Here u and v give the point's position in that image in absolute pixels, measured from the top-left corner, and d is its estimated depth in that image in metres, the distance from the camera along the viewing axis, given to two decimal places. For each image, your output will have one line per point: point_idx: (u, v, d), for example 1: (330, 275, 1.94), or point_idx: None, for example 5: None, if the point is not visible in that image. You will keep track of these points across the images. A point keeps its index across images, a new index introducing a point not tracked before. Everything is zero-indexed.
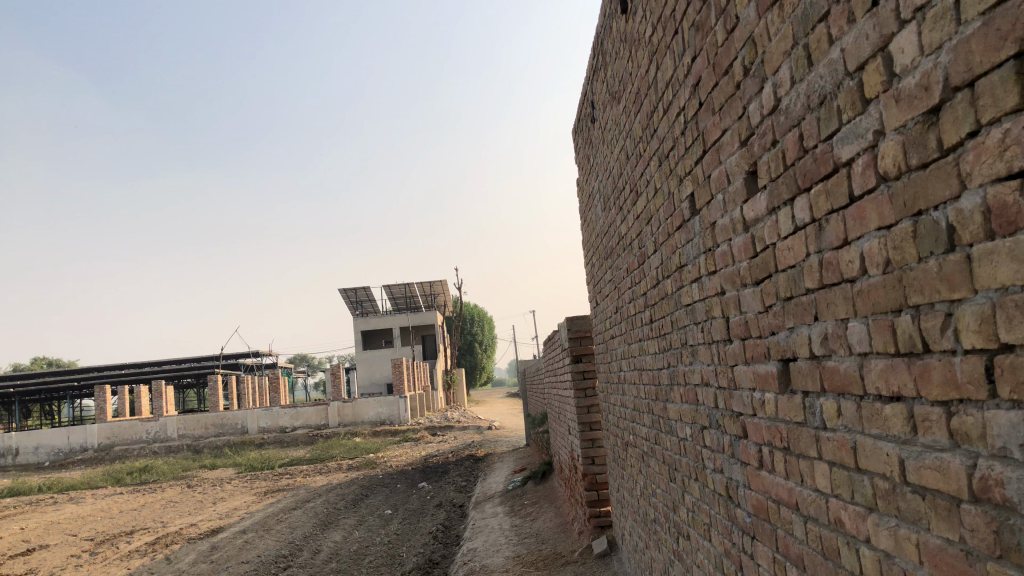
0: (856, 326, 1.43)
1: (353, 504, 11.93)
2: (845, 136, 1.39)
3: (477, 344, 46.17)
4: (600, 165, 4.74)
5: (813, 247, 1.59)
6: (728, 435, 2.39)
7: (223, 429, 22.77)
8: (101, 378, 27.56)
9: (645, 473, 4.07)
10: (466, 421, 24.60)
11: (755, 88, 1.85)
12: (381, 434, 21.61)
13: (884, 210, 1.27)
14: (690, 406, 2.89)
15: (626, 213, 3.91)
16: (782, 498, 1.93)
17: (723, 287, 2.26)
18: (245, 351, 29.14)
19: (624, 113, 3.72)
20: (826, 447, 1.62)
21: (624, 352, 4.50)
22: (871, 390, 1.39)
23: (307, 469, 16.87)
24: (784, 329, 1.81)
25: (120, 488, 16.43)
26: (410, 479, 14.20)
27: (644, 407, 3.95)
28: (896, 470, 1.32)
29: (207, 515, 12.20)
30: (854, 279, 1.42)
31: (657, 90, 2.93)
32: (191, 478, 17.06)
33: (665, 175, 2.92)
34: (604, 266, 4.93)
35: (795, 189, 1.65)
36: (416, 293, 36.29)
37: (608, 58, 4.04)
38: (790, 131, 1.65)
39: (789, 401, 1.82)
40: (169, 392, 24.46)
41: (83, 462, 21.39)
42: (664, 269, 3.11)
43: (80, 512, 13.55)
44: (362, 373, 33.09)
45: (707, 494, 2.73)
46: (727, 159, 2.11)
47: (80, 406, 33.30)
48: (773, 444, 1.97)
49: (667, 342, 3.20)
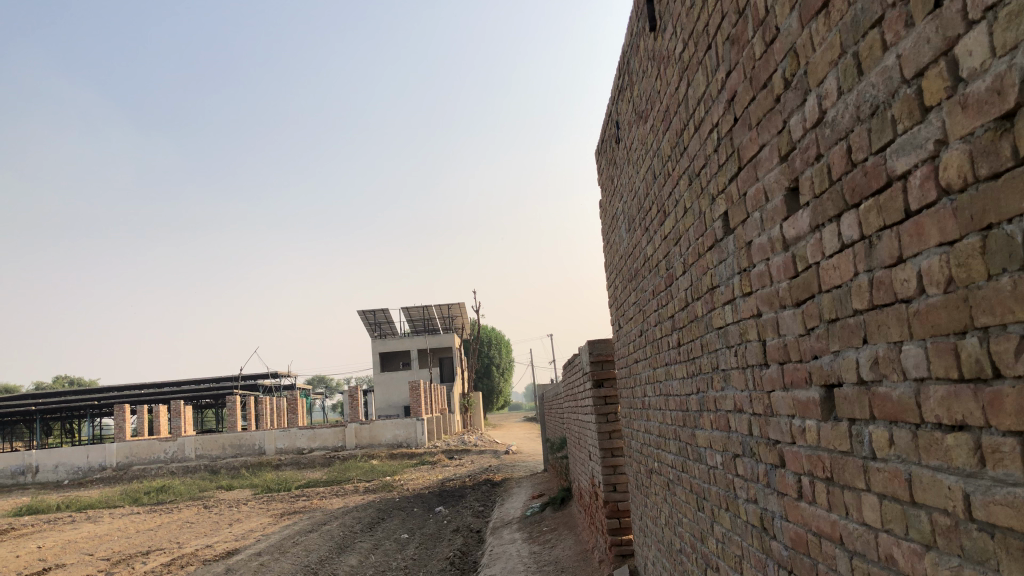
0: (911, 349, 1.34)
1: (369, 528, 11.81)
2: (900, 148, 1.31)
3: (494, 367, 46.01)
4: (624, 187, 4.67)
5: (863, 265, 1.50)
6: (763, 463, 2.29)
7: (240, 450, 22.74)
8: (120, 397, 27.65)
9: (671, 501, 3.96)
10: (483, 445, 24.41)
11: (798, 100, 1.77)
12: (398, 457, 21.46)
13: (946, 223, 1.19)
14: (720, 432, 2.80)
15: (653, 234, 3.84)
16: (824, 531, 1.83)
17: (759, 309, 2.18)
18: (264, 372, 29.19)
19: (651, 133, 3.65)
20: (876, 478, 1.52)
21: (648, 376, 4.42)
22: (928, 418, 1.30)
23: (324, 492, 16.75)
24: (828, 354, 1.71)
25: (136, 508, 16.42)
26: (427, 503, 14.07)
27: (670, 433, 3.85)
28: (959, 505, 1.22)
29: (224, 536, 12.14)
30: (909, 299, 1.33)
31: (688, 107, 2.86)
32: (207, 498, 17.01)
33: (696, 194, 2.85)
34: (628, 289, 4.85)
35: (842, 205, 1.56)
36: (434, 315, 36.22)
37: (635, 78, 3.98)
38: (836, 145, 1.57)
39: (833, 430, 1.73)
40: (187, 412, 24.46)
41: (101, 482, 21.44)
42: (693, 291, 3.03)
43: (97, 532, 13.54)
44: (379, 395, 32.99)
45: (739, 524, 2.62)
46: (765, 176, 2.03)
47: (100, 426, 33.44)
48: (814, 474, 1.87)
49: (696, 366, 3.11)
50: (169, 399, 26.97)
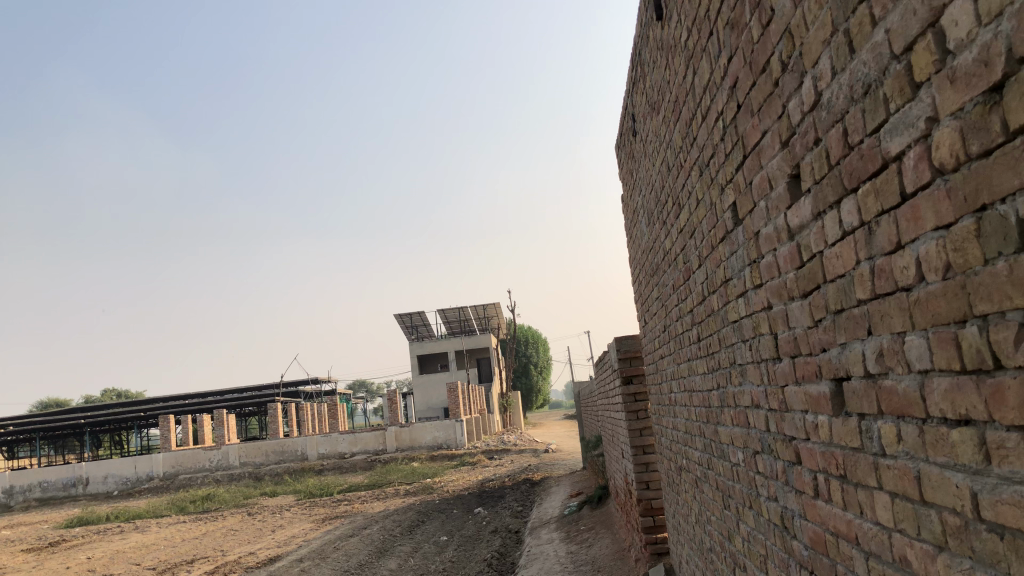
0: (914, 340, 1.27)
1: (408, 531, 11.84)
2: (893, 128, 1.24)
3: (533, 366, 45.98)
4: (642, 180, 4.59)
5: (864, 253, 1.43)
6: (781, 460, 2.21)
7: (283, 456, 22.97)
8: (166, 408, 28.10)
9: (700, 500, 3.87)
10: (523, 444, 24.36)
11: (795, 83, 1.70)
12: (438, 459, 21.51)
13: (941, 206, 1.12)
14: (741, 429, 2.71)
15: (670, 227, 3.76)
16: (841, 531, 1.75)
17: (770, 300, 2.11)
18: (304, 379, 29.49)
19: (664, 125, 3.57)
20: (887, 477, 1.45)
21: (673, 372, 4.32)
22: (934, 413, 1.23)
23: (365, 495, 16.84)
24: (836, 346, 1.64)
25: (182, 516, 16.65)
26: (466, 505, 14.05)
27: (695, 430, 3.76)
28: (968, 504, 1.15)
29: (267, 543, 12.27)
30: (909, 287, 1.26)
31: (695, 96, 2.79)
32: (251, 505, 17.21)
33: (706, 185, 2.78)
34: (651, 284, 4.77)
35: (841, 189, 1.49)
36: (471, 316, 36.25)
37: (646, 70, 3.91)
38: (833, 127, 1.50)
39: (844, 425, 1.65)
40: (231, 420, 24.79)
41: (149, 492, 21.80)
42: (708, 285, 2.95)
43: (145, 541, 13.76)
44: (418, 398, 33.10)
45: (762, 523, 2.55)
46: (768, 163, 1.96)
47: (147, 437, 34.06)
48: (828, 472, 1.80)
49: (715, 361, 3.03)
50: (213, 409, 27.34)
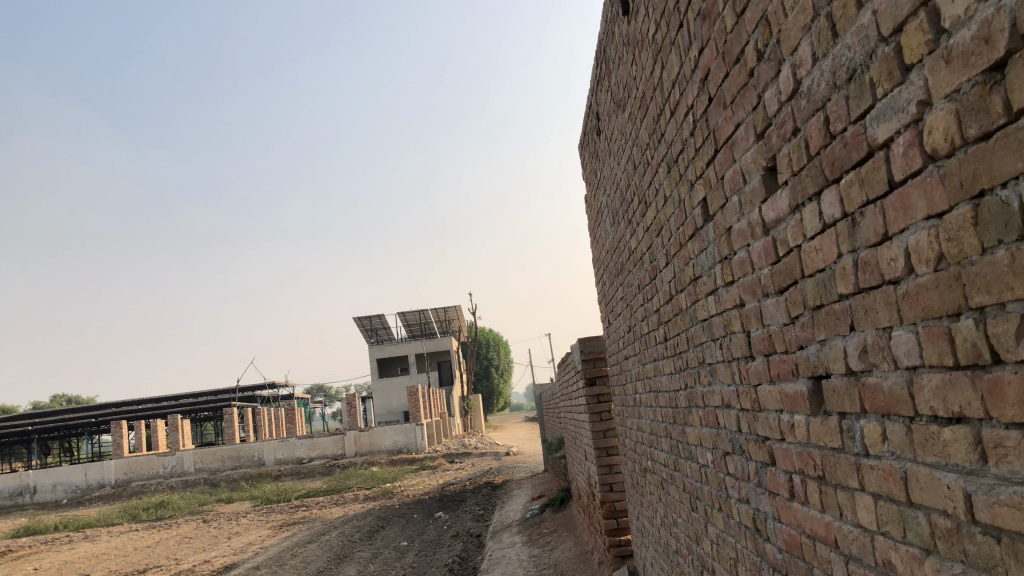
0: (902, 335, 1.22)
1: (368, 537, 11.65)
2: (879, 114, 1.19)
3: (494, 369, 45.87)
4: (606, 180, 4.56)
5: (847, 246, 1.37)
6: (753, 461, 2.17)
7: (239, 461, 22.57)
8: (117, 414, 27.41)
9: (666, 501, 3.82)
10: (484, 448, 24.25)
11: (771, 72, 1.65)
12: (398, 463, 21.28)
13: (934, 194, 1.07)
14: (710, 429, 2.67)
15: (636, 226, 3.71)
16: (819, 533, 1.70)
17: (743, 298, 2.06)
18: (261, 383, 29.03)
19: (630, 122, 3.52)
20: (870, 478, 1.40)
21: (638, 373, 4.27)
22: (923, 410, 1.18)
23: (324, 501, 16.58)
24: (814, 343, 1.59)
25: (134, 525, 16.24)
26: (427, 509, 13.91)
27: (661, 430, 3.72)
28: (961, 506, 1.10)
29: (222, 550, 12.00)
30: (896, 280, 1.21)
31: (663, 91, 2.74)
32: (206, 512, 16.83)
33: (674, 181, 2.73)
34: (615, 284, 4.72)
35: (823, 180, 1.44)
36: (431, 319, 35.99)
37: (612, 66, 3.86)
38: (813, 116, 1.45)
39: (823, 424, 1.60)
40: (185, 426, 24.28)
41: (100, 499, 21.23)
42: (676, 283, 2.91)
43: (95, 550, 13.38)
44: (378, 401, 32.78)
45: (732, 525, 2.51)
46: (741, 157, 1.91)
47: (98, 443, 33.20)
48: (805, 473, 1.75)
49: (683, 361, 2.98)
50: (167, 414, 26.75)
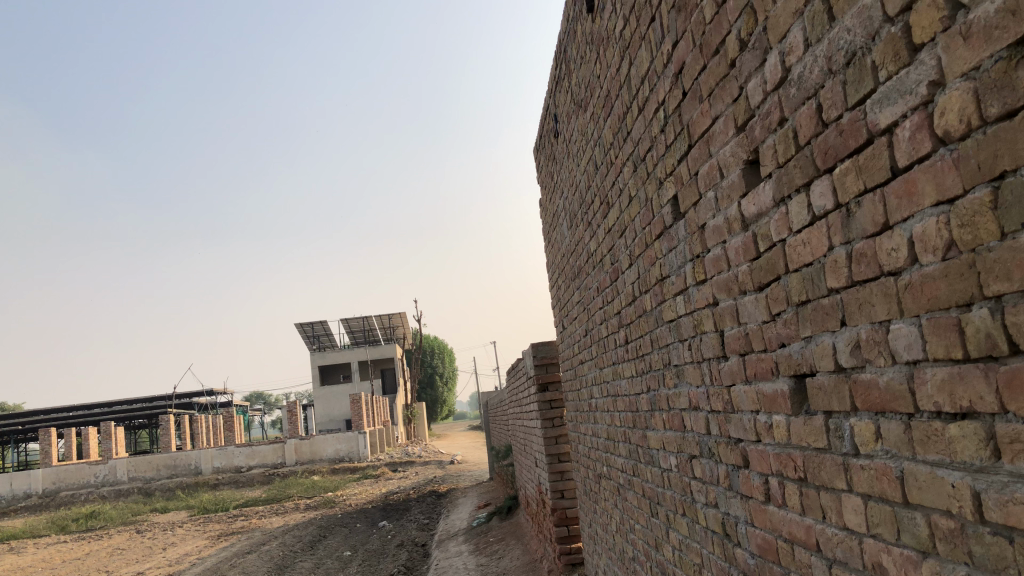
0: (903, 328, 1.17)
1: (309, 547, 11.37)
2: (884, 97, 1.15)
3: (438, 378, 45.59)
4: (563, 183, 4.51)
5: (839, 237, 1.33)
6: (724, 464, 2.12)
7: (175, 470, 21.94)
8: (46, 421, 26.36)
9: (621, 508, 3.78)
10: (427, 457, 24.04)
11: (755, 62, 1.61)
12: (340, 472, 20.94)
13: (945, 177, 1.03)
14: (675, 432, 2.62)
15: (596, 228, 3.66)
16: (797, 537, 1.66)
17: (715, 297, 2.02)
18: (199, 390, 28.33)
19: (592, 122, 3.48)
20: (860, 478, 1.35)
21: (595, 378, 4.23)
22: (925, 407, 1.14)
23: (264, 510, 16.19)
24: (798, 341, 1.55)
25: (64, 536, 15.62)
26: (370, 518, 13.67)
27: (619, 435, 3.67)
28: (967, 506, 1.05)
29: (157, 561, 11.59)
30: (897, 270, 1.16)
31: (630, 88, 2.70)
32: (140, 523, 16.29)
33: (641, 180, 2.69)
34: (571, 287, 4.67)
35: (813, 171, 1.40)
36: (375, 326, 35.63)
37: (572, 66, 3.81)
38: (803, 104, 1.41)
39: (805, 424, 1.56)
40: (119, 433, 23.53)
41: (27, 510, 20.40)
42: (641, 284, 2.86)
43: (21, 562, 12.80)
44: (320, 409, 32.25)
45: (697, 530, 2.45)
46: (719, 151, 1.87)
47: (25, 452, 31.92)
48: (782, 474, 1.70)
49: (646, 363, 2.94)
50: (99, 421, 25.85)
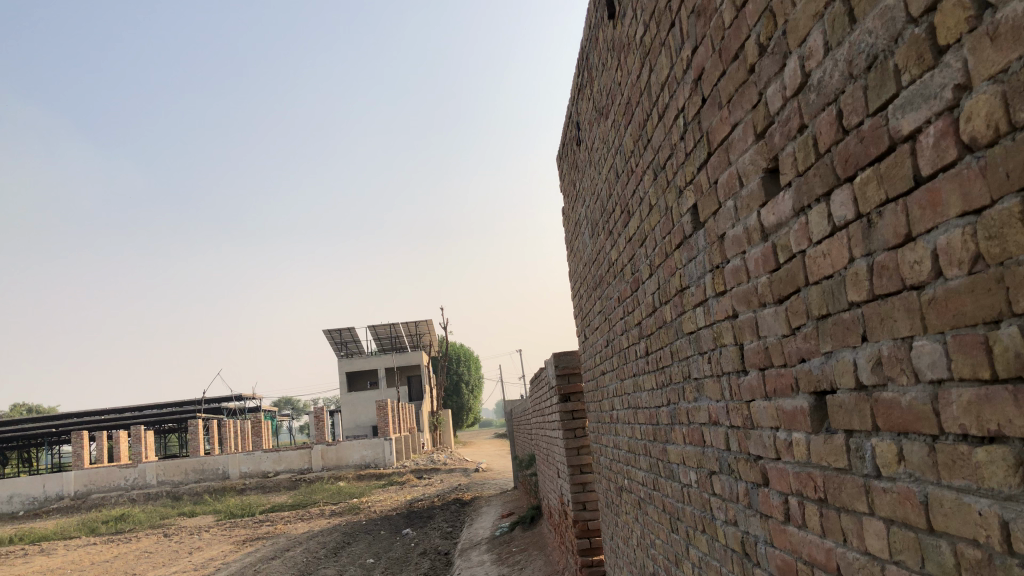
0: (926, 346, 1.11)
1: (333, 553, 11.39)
2: (905, 102, 1.10)
3: (463, 385, 45.63)
4: (586, 190, 4.46)
5: (860, 248, 1.27)
6: (743, 481, 2.05)
7: (204, 474, 22.12)
8: (78, 424, 26.70)
9: (642, 522, 3.72)
10: (453, 464, 24.02)
11: (775, 66, 1.55)
12: (365, 478, 20.99)
13: (971, 187, 0.97)
14: (694, 447, 2.56)
15: (617, 236, 3.61)
16: (817, 559, 1.59)
17: (735, 309, 1.96)
18: (228, 395, 28.58)
19: (613, 130, 3.43)
20: (882, 502, 1.29)
21: (616, 389, 4.17)
22: (950, 428, 1.07)
23: (289, 516, 16.25)
24: (818, 356, 1.49)
25: (93, 538, 15.79)
26: (394, 526, 13.65)
27: (640, 448, 3.61)
28: (994, 535, 0.99)
29: (183, 566, 11.65)
30: (922, 285, 1.10)
31: (650, 95, 2.65)
32: (168, 526, 16.42)
33: (661, 189, 2.63)
34: (593, 297, 4.61)
35: (833, 179, 1.34)
36: (402, 333, 35.72)
37: (594, 73, 3.77)
38: (824, 110, 1.35)
39: (826, 443, 1.50)
40: (149, 437, 23.78)
41: (58, 512, 20.67)
42: (661, 295, 2.80)
43: (52, 564, 12.93)
44: (347, 416, 32.36)
45: (717, 548, 2.38)
46: (738, 159, 1.81)
47: (58, 454, 32.35)
48: (803, 495, 1.64)
49: (666, 376, 2.88)
50: (130, 425, 26.12)
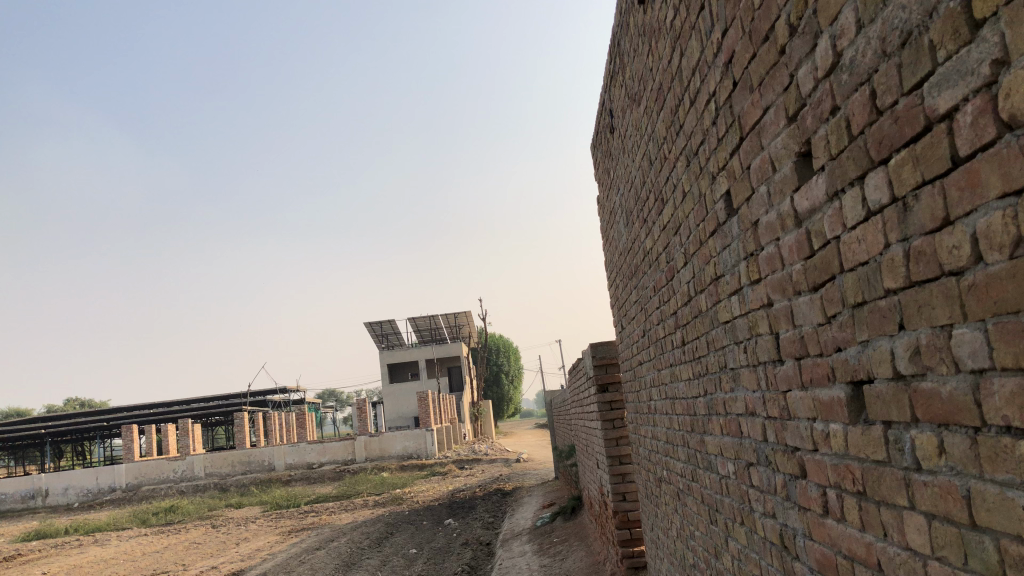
0: (966, 334, 1.07)
1: (376, 544, 11.50)
2: (941, 80, 1.05)
3: (504, 375, 45.73)
4: (620, 179, 4.41)
5: (895, 234, 1.22)
6: (781, 473, 2.01)
7: (250, 466, 22.47)
8: (128, 418, 27.32)
9: (681, 514, 3.68)
10: (494, 454, 24.10)
11: (806, 47, 1.50)
12: (408, 469, 21.15)
13: (1011, 167, 0.92)
14: (732, 439, 2.51)
15: (652, 225, 3.56)
16: (857, 554, 1.54)
17: (770, 297, 1.91)
18: (272, 388, 28.99)
19: (646, 117, 3.37)
20: (923, 495, 1.24)
21: (653, 379, 4.13)
22: (992, 420, 1.03)
23: (334, 507, 16.44)
24: (855, 345, 1.44)
25: (144, 529, 16.14)
26: (436, 516, 13.74)
27: (678, 439, 3.56)
28: None
29: (231, 556, 11.85)
30: (960, 271, 1.06)
31: (682, 80, 2.60)
32: (216, 517, 16.72)
33: (694, 175, 2.59)
34: (629, 286, 4.57)
35: (867, 162, 1.29)
36: (442, 324, 35.89)
37: (626, 59, 3.71)
38: (857, 91, 1.30)
39: (864, 435, 1.45)
40: (197, 430, 24.24)
41: (111, 503, 21.18)
42: (696, 284, 2.76)
43: (105, 555, 13.25)
44: (389, 407, 32.64)
45: (756, 541, 2.34)
46: (771, 142, 1.76)
47: (110, 447, 33.14)
48: (841, 488, 1.59)
49: (702, 366, 2.84)
50: (178, 418, 26.64)
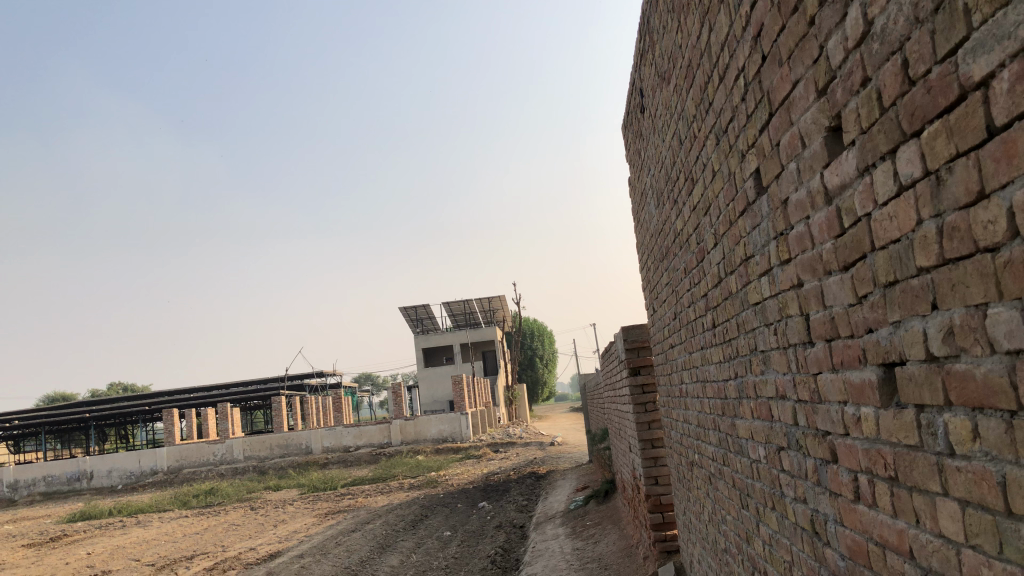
0: (1001, 313, 1.02)
1: (411, 526, 11.59)
2: (976, 46, 0.99)
3: (538, 359, 45.77)
4: (650, 160, 4.34)
5: (928, 209, 1.17)
6: (812, 457, 1.96)
7: (288, 449, 22.76)
8: (169, 401, 27.82)
9: (713, 498, 3.63)
10: (528, 437, 24.17)
11: (835, 17, 1.45)
12: (442, 452, 21.29)
13: None
14: (763, 423, 2.46)
15: (682, 206, 3.50)
16: (889, 541, 1.50)
17: (800, 277, 1.86)
18: (309, 372, 29.31)
19: (675, 95, 3.31)
20: (957, 481, 1.19)
21: (684, 362, 4.08)
22: None
23: (370, 489, 16.61)
24: (886, 326, 1.39)
25: (185, 511, 16.45)
26: (470, 499, 13.81)
27: (709, 422, 3.51)
28: None
29: (268, 538, 12.02)
30: (995, 246, 1.01)
31: (710, 56, 2.53)
32: (254, 500, 16.98)
33: (723, 153, 2.53)
34: (660, 269, 4.51)
35: (898, 135, 1.24)
36: (475, 309, 35.99)
37: (656, 37, 3.64)
38: (887, 61, 1.25)
39: (895, 419, 1.40)
40: (236, 414, 24.62)
41: (153, 486, 21.61)
42: (726, 265, 2.70)
43: (146, 536, 13.51)
44: (424, 391, 32.85)
45: (787, 526, 2.29)
46: (800, 118, 1.70)
47: (152, 431, 33.78)
48: (873, 473, 1.55)
49: (733, 349, 2.78)
50: (217, 402, 27.05)
